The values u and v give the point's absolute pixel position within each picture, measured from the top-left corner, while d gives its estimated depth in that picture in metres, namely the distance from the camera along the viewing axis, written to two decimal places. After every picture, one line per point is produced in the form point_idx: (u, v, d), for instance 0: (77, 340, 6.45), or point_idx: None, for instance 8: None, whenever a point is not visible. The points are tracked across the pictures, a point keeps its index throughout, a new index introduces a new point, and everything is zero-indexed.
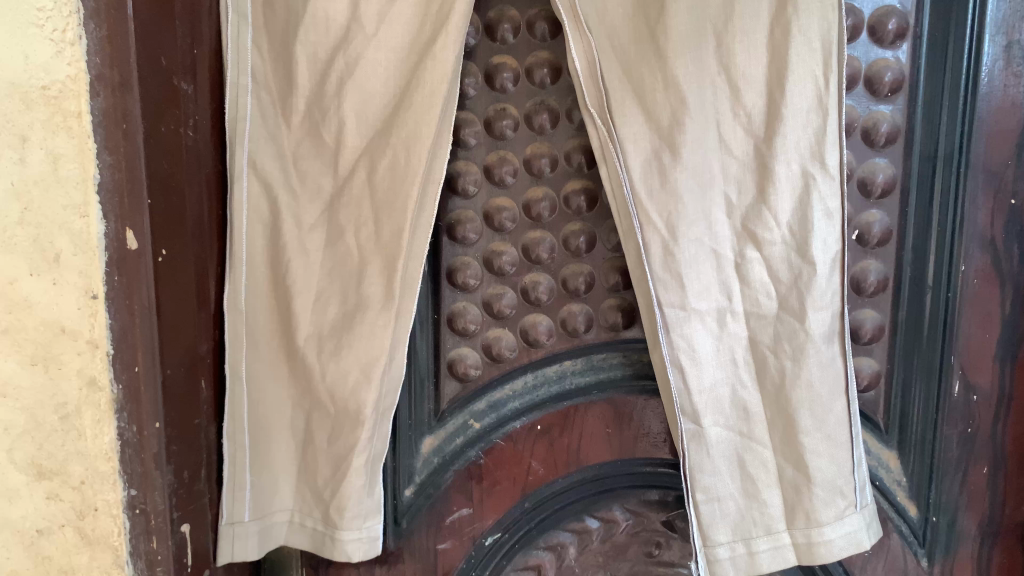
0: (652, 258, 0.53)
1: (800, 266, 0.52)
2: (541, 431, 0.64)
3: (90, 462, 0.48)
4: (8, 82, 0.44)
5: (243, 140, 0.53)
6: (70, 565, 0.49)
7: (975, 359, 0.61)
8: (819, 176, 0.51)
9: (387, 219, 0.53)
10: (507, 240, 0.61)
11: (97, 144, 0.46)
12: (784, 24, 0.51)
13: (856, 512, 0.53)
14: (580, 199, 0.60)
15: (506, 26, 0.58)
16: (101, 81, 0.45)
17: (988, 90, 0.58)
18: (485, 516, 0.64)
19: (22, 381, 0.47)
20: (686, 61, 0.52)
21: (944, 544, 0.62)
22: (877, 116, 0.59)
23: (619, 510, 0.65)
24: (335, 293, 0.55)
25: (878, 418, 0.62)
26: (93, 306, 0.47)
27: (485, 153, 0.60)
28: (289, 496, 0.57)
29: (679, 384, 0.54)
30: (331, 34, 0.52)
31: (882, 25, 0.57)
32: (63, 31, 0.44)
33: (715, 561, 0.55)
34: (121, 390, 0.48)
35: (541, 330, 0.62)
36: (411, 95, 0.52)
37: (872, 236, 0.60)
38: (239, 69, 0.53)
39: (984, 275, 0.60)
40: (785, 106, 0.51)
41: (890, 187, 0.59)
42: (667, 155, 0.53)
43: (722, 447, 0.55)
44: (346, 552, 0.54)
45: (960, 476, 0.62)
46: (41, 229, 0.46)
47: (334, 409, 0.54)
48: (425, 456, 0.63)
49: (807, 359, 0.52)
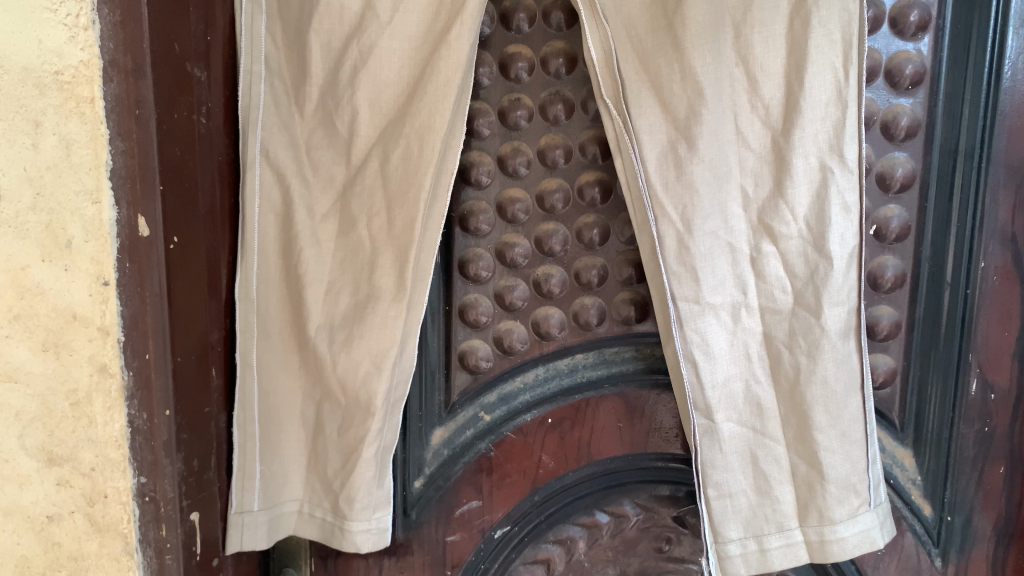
0: (666, 251, 0.53)
1: (816, 261, 0.51)
2: (552, 424, 0.63)
3: (101, 449, 0.48)
4: (22, 68, 0.45)
5: (257, 128, 0.53)
6: (79, 553, 0.49)
7: (993, 357, 0.60)
8: (837, 171, 0.51)
9: (400, 209, 0.52)
10: (520, 231, 0.61)
11: (109, 131, 0.45)
12: (805, 15, 0.50)
13: (870, 510, 0.53)
14: (594, 191, 0.60)
15: (521, 15, 0.57)
16: (114, 66, 0.45)
17: (1011, 84, 0.57)
18: (495, 509, 0.64)
19: (34, 367, 0.47)
20: (704, 52, 0.51)
21: (959, 544, 0.62)
22: (897, 110, 0.58)
23: (630, 505, 0.64)
24: (347, 283, 0.54)
25: (893, 415, 0.61)
26: (103, 293, 0.46)
27: (499, 143, 0.60)
28: (299, 486, 0.57)
29: (693, 379, 0.53)
30: (345, 22, 0.51)
31: (903, 16, 0.56)
32: (76, 16, 0.44)
33: (726, 558, 0.54)
34: (132, 377, 0.48)
35: (553, 323, 0.61)
36: (424, 85, 0.51)
37: (890, 231, 0.59)
38: (252, 57, 0.52)
39: (1004, 272, 0.59)
40: (805, 97, 0.50)
41: (909, 181, 0.59)
42: (683, 146, 0.52)
43: (734, 443, 0.54)
44: (355, 543, 0.54)
45: (976, 475, 0.61)
46: (53, 215, 0.46)
47: (345, 399, 0.54)
48: (435, 447, 0.63)
49: (822, 355, 0.52)
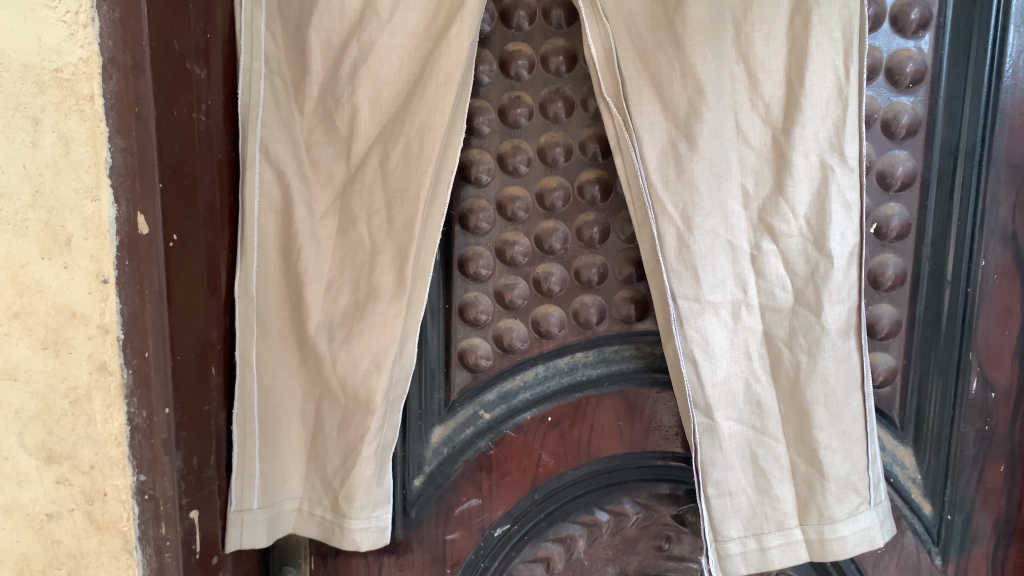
0: (666, 249, 0.53)
1: (816, 259, 0.51)
2: (552, 423, 0.63)
3: (100, 447, 0.48)
4: (21, 65, 0.44)
5: (256, 126, 0.53)
6: (79, 550, 0.49)
7: (994, 356, 0.60)
8: (837, 169, 0.51)
9: (399, 206, 0.52)
10: (520, 229, 0.61)
11: (109, 128, 0.45)
12: (805, 13, 0.50)
13: (870, 509, 0.53)
14: (594, 189, 0.60)
15: (521, 13, 0.57)
16: (114, 64, 0.45)
17: (1012, 82, 0.57)
18: (495, 508, 0.64)
19: (33, 364, 0.47)
20: (704, 50, 0.51)
21: (959, 543, 0.62)
22: (898, 108, 0.58)
23: (629, 504, 0.64)
24: (347, 281, 0.54)
25: (893, 414, 0.61)
26: (103, 291, 0.46)
27: (499, 141, 0.60)
28: (299, 484, 0.57)
29: (692, 378, 0.53)
30: (345, 20, 0.51)
31: (904, 14, 0.56)
32: (76, 13, 0.44)
33: (726, 557, 0.54)
34: (131, 375, 0.48)
35: (553, 321, 0.61)
36: (424, 83, 0.51)
37: (891, 229, 0.59)
38: (252, 55, 0.52)
39: (1004, 271, 0.59)
40: (805, 95, 0.50)
41: (910, 180, 0.58)
42: (683, 145, 0.52)
43: (734, 442, 0.54)
44: (355, 541, 0.54)
45: (977, 473, 0.61)
46: (52, 213, 0.46)
47: (345, 397, 0.54)
48: (435, 446, 0.63)
49: (822, 354, 0.51)
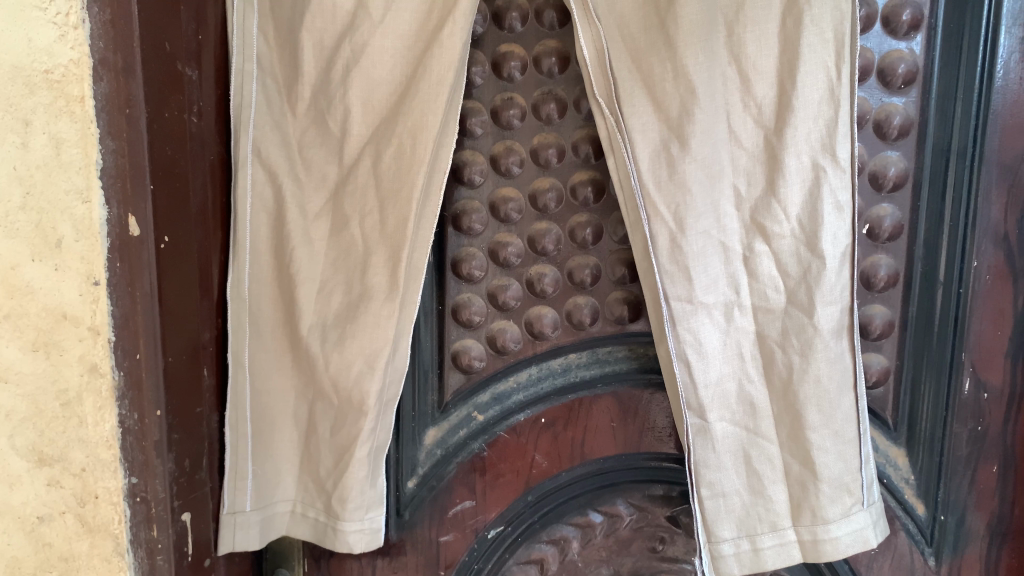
0: (659, 250, 0.53)
1: (809, 260, 0.51)
2: (546, 424, 0.63)
3: (91, 449, 0.47)
4: (12, 66, 0.44)
5: (248, 127, 0.53)
6: (70, 553, 0.49)
7: (986, 356, 0.60)
8: (830, 169, 0.51)
9: (392, 207, 0.52)
10: (513, 231, 0.61)
11: (100, 130, 0.45)
12: (797, 14, 0.50)
13: (863, 509, 0.53)
14: (587, 190, 0.60)
15: (514, 14, 0.57)
16: (104, 65, 0.45)
17: (1003, 83, 0.57)
18: (489, 509, 0.64)
19: (25, 366, 0.46)
20: (696, 51, 0.51)
21: (952, 543, 0.62)
22: (889, 109, 0.58)
23: (623, 505, 0.64)
24: (340, 282, 0.54)
25: (886, 415, 0.61)
26: (95, 293, 0.46)
27: (492, 142, 0.60)
28: (292, 486, 0.57)
29: (685, 378, 0.53)
30: (337, 21, 0.51)
31: (895, 15, 0.56)
32: (66, 15, 0.44)
33: (719, 558, 0.54)
34: (122, 377, 0.47)
35: (546, 322, 0.61)
36: (417, 84, 0.51)
37: (883, 230, 0.59)
38: (245, 56, 0.52)
39: (996, 271, 0.59)
40: (797, 97, 0.50)
41: (902, 180, 0.59)
42: (676, 146, 0.52)
43: (727, 443, 0.54)
44: (347, 543, 0.54)
45: (970, 474, 0.61)
46: (43, 215, 0.45)
47: (338, 399, 0.54)
48: (428, 447, 0.63)
49: (815, 354, 0.52)
